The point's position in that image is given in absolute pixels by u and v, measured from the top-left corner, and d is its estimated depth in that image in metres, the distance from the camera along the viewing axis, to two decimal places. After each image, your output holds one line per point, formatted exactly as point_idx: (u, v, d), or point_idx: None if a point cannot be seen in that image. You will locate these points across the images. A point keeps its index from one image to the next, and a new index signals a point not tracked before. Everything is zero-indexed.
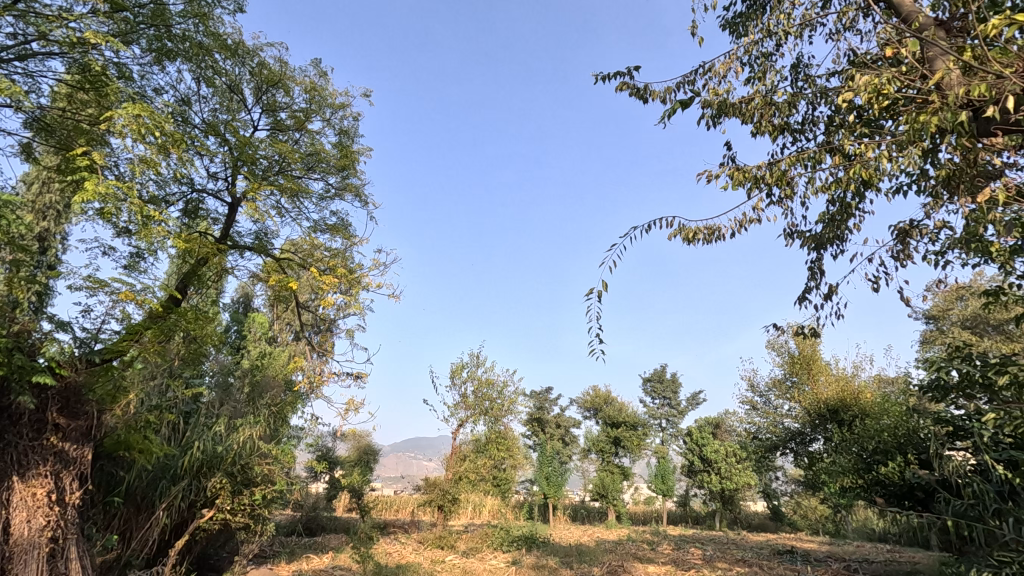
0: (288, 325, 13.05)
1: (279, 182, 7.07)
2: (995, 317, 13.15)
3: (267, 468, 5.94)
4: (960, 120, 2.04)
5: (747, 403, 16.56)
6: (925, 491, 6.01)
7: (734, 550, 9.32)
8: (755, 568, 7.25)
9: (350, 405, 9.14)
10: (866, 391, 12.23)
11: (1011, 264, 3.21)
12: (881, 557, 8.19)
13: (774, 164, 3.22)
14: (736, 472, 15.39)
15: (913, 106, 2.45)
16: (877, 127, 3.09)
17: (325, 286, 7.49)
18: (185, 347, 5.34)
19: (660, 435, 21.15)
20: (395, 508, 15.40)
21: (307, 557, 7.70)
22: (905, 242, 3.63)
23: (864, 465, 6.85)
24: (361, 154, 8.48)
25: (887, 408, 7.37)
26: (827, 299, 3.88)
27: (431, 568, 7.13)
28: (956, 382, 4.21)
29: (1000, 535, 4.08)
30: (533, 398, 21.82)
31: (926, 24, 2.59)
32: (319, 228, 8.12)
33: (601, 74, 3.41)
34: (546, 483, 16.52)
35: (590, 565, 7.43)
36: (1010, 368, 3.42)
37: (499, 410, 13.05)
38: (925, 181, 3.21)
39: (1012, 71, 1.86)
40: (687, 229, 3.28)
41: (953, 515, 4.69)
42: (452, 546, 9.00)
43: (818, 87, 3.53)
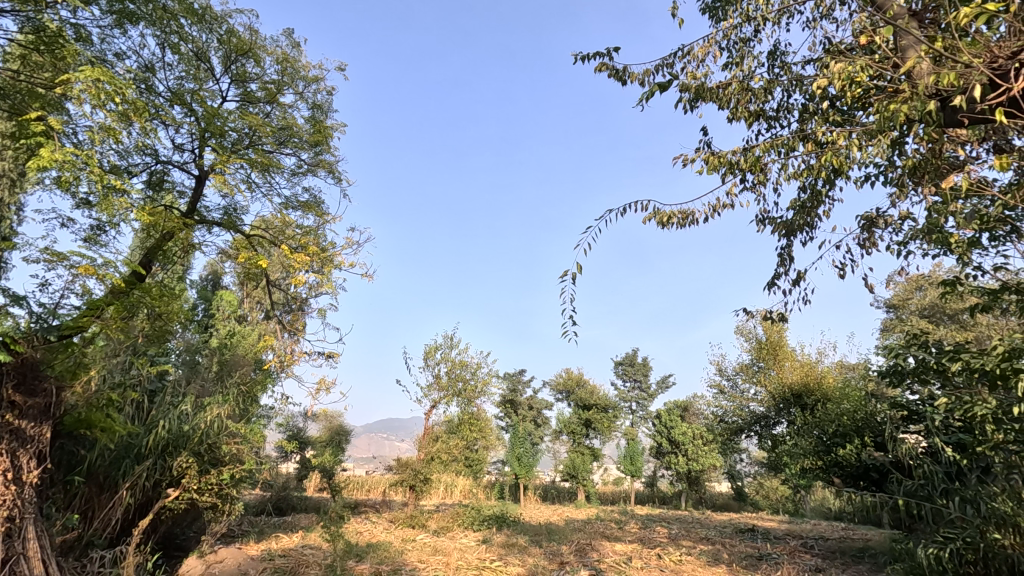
0: (258, 304, 12.79)
1: (249, 156, 6.85)
2: (950, 307, 13.71)
3: (236, 448, 5.84)
4: (927, 110, 2.10)
5: (716, 387, 16.98)
6: (879, 472, 6.52)
7: (699, 528, 9.63)
8: (717, 546, 7.52)
9: (321, 385, 9.04)
10: (829, 376, 12.62)
11: (970, 254, 3.32)
12: (835, 535, 8.59)
13: (749, 150, 3.25)
14: (702, 454, 15.83)
15: (884, 95, 2.50)
16: (848, 117, 3.14)
17: (296, 265, 7.36)
18: (150, 324, 5.18)
19: (629, 418, 21.57)
20: (367, 488, 15.43)
21: (277, 536, 7.66)
22: (871, 231, 3.72)
23: (824, 448, 7.11)
24: (335, 129, 8.27)
25: (848, 393, 7.59)
26: (795, 285, 3.95)
27: (402, 547, 7.18)
28: (912, 368, 4.36)
29: (946, 513, 4.31)
30: (506, 379, 21.96)
31: (899, 14, 2.62)
32: (291, 205, 7.92)
33: (581, 54, 3.37)
34: (517, 464, 16.70)
35: (559, 543, 7.58)
36: (962, 354, 3.55)
37: (472, 392, 13.09)
38: (893, 170, 3.29)
39: (978, 62, 1.92)
40: (662, 213, 3.30)
41: (904, 494, 4.94)
42: (423, 526, 9.08)
43: (794, 74, 3.57)
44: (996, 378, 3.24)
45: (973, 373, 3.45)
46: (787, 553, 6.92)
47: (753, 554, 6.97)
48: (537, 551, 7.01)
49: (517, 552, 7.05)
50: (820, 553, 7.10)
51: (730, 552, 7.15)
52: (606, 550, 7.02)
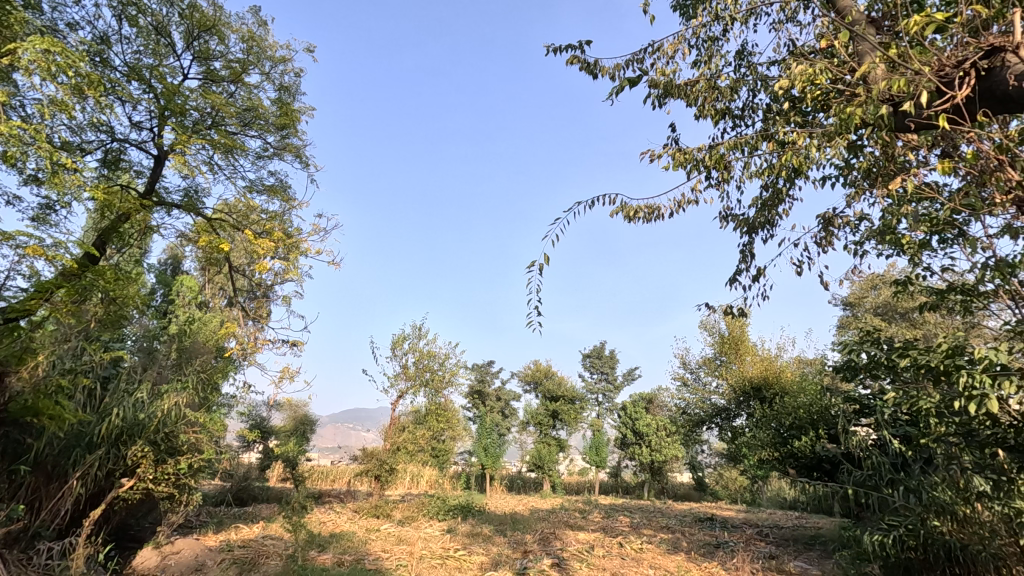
0: (221, 290, 12.46)
1: (212, 137, 6.62)
2: (902, 305, 14.29)
3: (194, 437, 5.70)
4: (880, 114, 2.18)
5: (679, 379, 17.40)
6: (832, 463, 6.79)
7: (659, 517, 9.88)
8: (676, 535, 7.72)
9: (285, 373, 8.88)
10: (787, 370, 13.01)
11: (919, 255, 3.47)
12: (789, 523, 8.93)
13: (714, 148, 3.30)
14: (665, 445, 16.22)
15: (841, 97, 2.58)
16: (808, 118, 3.23)
17: (260, 251, 7.18)
18: (104, 308, 5.01)
19: (596, 410, 21.89)
20: (332, 478, 15.27)
21: (237, 527, 7.53)
22: (828, 230, 3.85)
23: (780, 439, 7.36)
24: (302, 112, 8.06)
25: (804, 387, 7.86)
26: (755, 282, 4.05)
27: (366, 537, 7.14)
28: (864, 363, 4.53)
29: (892, 502, 4.50)
30: (475, 370, 21.99)
31: (857, 20, 2.71)
32: (256, 188, 7.71)
33: (552, 46, 3.36)
34: (484, 455, 16.74)
35: (523, 533, 7.67)
36: (910, 351, 3.71)
37: (439, 382, 13.05)
38: (849, 172, 3.40)
39: (926, 71, 2.01)
40: (628, 207, 3.34)
41: (854, 484, 5.14)
42: (387, 516, 9.04)
43: (759, 74, 3.64)
44: (940, 373, 3.40)
45: (920, 369, 3.60)
46: (743, 541, 7.16)
47: (711, 542, 7.20)
48: (501, 541, 7.08)
49: (481, 541, 7.09)
50: (774, 540, 7.38)
51: (689, 541, 7.36)
52: (569, 539, 7.13)
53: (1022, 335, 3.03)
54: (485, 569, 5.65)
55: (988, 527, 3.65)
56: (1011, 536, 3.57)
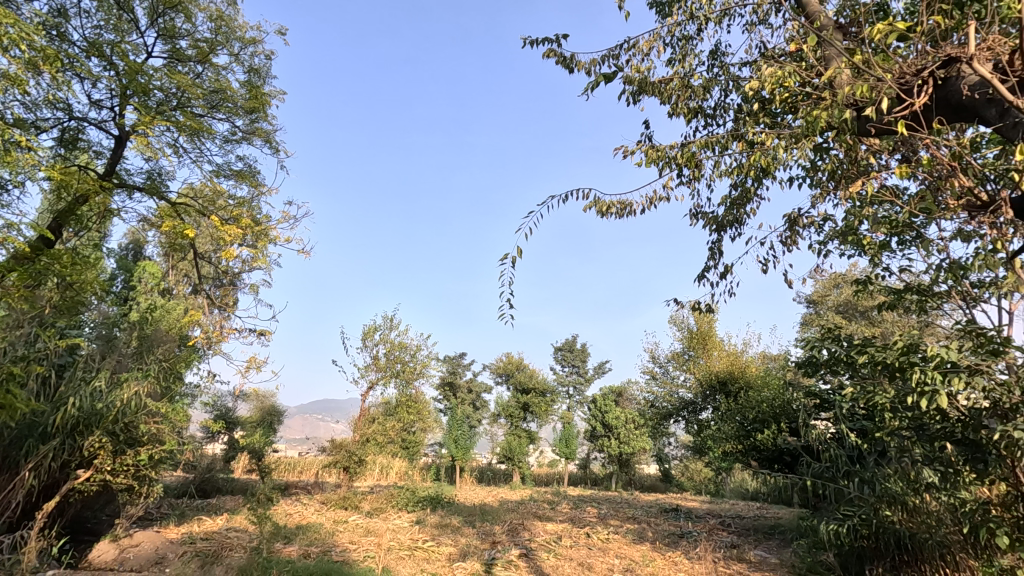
0: (185, 277, 12.11)
1: (177, 119, 6.41)
2: (862, 304, 14.80)
3: (155, 427, 5.56)
4: (844, 118, 2.25)
5: (648, 373, 17.71)
6: (792, 455, 7.02)
7: (626, 508, 10.07)
8: (642, 525, 7.88)
9: (252, 363, 8.70)
10: (752, 366, 13.35)
11: (879, 255, 3.59)
12: (750, 513, 9.22)
13: (686, 146, 3.34)
14: (634, 438, 16.50)
15: (808, 100, 2.64)
16: (777, 120, 3.30)
17: (228, 238, 7.00)
18: (60, 293, 4.82)
19: (567, 402, 22.10)
20: (299, 470, 15.08)
21: (200, 519, 7.38)
22: (793, 229, 3.95)
23: (744, 432, 7.57)
24: (273, 96, 7.86)
25: (768, 382, 8.08)
26: (723, 279, 4.13)
27: (333, 528, 7.08)
28: (825, 360, 4.68)
29: (847, 492, 4.69)
30: (446, 362, 21.92)
31: (826, 25, 2.78)
32: (223, 172, 7.50)
33: (529, 39, 3.35)
34: (454, 446, 16.74)
35: (492, 524, 7.72)
36: (868, 348, 3.84)
37: (410, 373, 12.98)
38: (815, 174, 3.50)
39: (888, 78, 2.08)
40: (601, 202, 3.36)
41: (812, 475, 5.32)
42: (355, 507, 8.98)
43: (731, 74, 3.70)
44: (895, 370, 3.54)
45: (877, 365, 3.73)
46: (706, 531, 7.35)
47: (675, 532, 7.37)
48: (470, 532, 7.11)
49: (450, 532, 7.11)
50: (736, 530, 7.60)
51: (654, 531, 7.52)
52: (537, 530, 7.21)
53: (972, 335, 3.18)
54: (453, 560, 5.67)
55: (935, 516, 3.85)
56: (956, 525, 3.77)
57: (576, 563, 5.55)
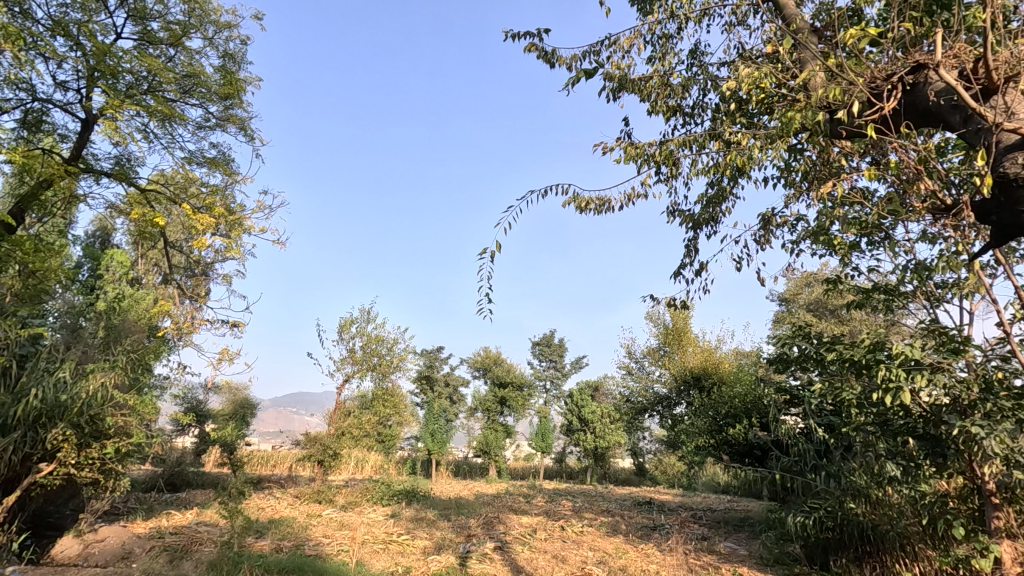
0: (155, 266, 11.79)
1: (147, 103, 6.22)
2: (832, 302, 15.17)
3: (123, 420, 5.42)
4: (817, 120, 2.29)
5: (624, 368, 17.90)
6: (762, 449, 7.19)
7: (601, 501, 10.18)
8: (616, 518, 7.99)
9: (224, 354, 8.53)
10: (725, 362, 13.59)
11: (848, 256, 3.67)
12: (721, 506, 9.42)
13: (664, 144, 3.37)
14: (609, 432, 16.71)
15: (784, 102, 2.68)
16: (754, 120, 3.35)
17: (200, 227, 6.84)
18: (23, 282, 4.66)
19: (544, 397, 22.21)
20: (272, 463, 14.89)
21: (168, 514, 7.23)
22: (767, 228, 4.01)
23: (716, 427, 7.71)
24: (248, 82, 7.68)
25: (740, 377, 8.24)
26: (698, 276, 4.17)
27: (306, 522, 7.00)
28: (795, 356, 4.78)
29: (814, 486, 4.80)
30: (423, 356, 21.82)
31: (802, 28, 2.82)
32: (195, 160, 7.32)
33: (511, 32, 3.32)
34: (431, 440, 16.70)
35: (467, 517, 7.74)
36: (836, 345, 3.94)
37: (387, 367, 12.89)
38: (788, 174, 3.56)
39: (859, 82, 2.12)
40: (580, 198, 3.37)
41: (781, 469, 5.43)
42: (330, 501, 8.91)
43: (709, 73, 3.73)
44: (862, 367, 3.64)
45: (845, 363, 3.83)
46: (678, 524, 7.48)
47: (648, 525, 7.49)
48: (445, 525, 7.11)
49: (425, 525, 7.10)
50: (707, 522, 7.76)
51: (628, 523, 7.64)
52: (512, 523, 7.26)
53: (935, 334, 3.30)
54: (428, 553, 5.67)
55: (897, 508, 3.96)
56: (916, 516, 3.87)
57: (551, 556, 5.61)
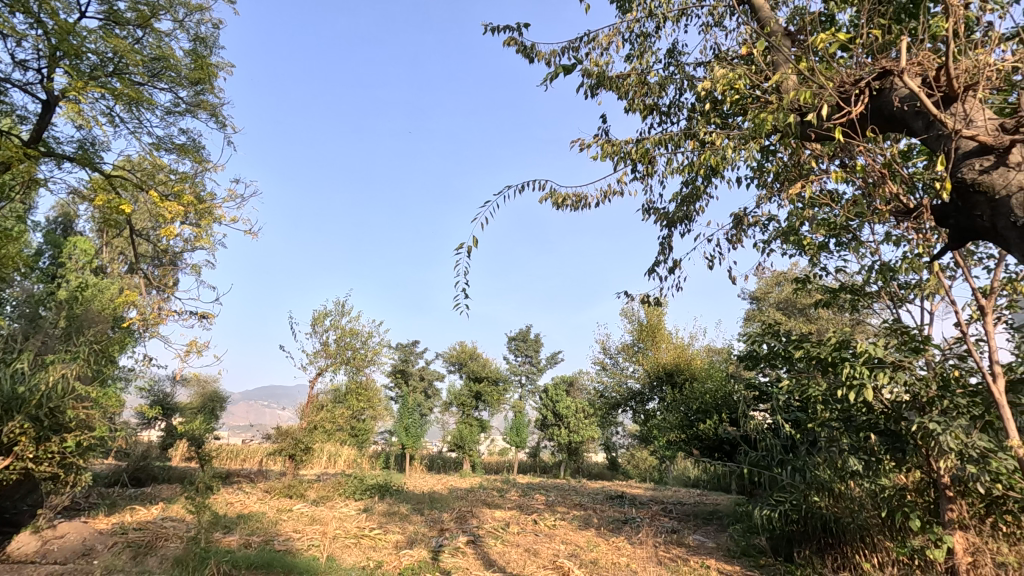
0: (121, 255, 11.43)
1: (113, 86, 6.01)
2: (801, 301, 15.54)
3: (85, 413, 5.25)
4: (788, 122, 2.34)
5: (599, 364, 18.07)
6: (731, 445, 7.34)
7: (573, 495, 10.28)
8: (588, 512, 8.08)
9: (192, 346, 8.32)
10: (697, 358, 13.81)
11: (816, 256, 3.77)
12: (691, 499, 9.60)
13: (641, 142, 3.39)
14: (583, 427, 16.85)
15: (757, 103, 2.73)
16: (728, 121, 3.39)
17: (168, 215, 6.66)
18: None
19: (519, 391, 22.29)
20: (242, 458, 14.62)
21: (132, 509, 7.04)
22: (739, 228, 4.08)
23: (687, 422, 7.84)
24: (220, 67, 7.47)
25: (711, 373, 8.39)
26: (672, 274, 4.22)
27: (276, 517, 6.91)
28: (764, 354, 4.88)
29: (780, 480, 4.93)
30: (398, 350, 21.66)
31: (776, 32, 2.87)
32: (164, 146, 7.10)
33: (490, 26, 3.29)
34: (405, 434, 16.60)
35: (440, 511, 7.72)
36: (804, 343, 4.04)
37: (361, 360, 12.76)
38: (761, 175, 3.63)
39: (829, 85, 2.18)
40: (557, 194, 3.37)
41: (749, 464, 5.56)
42: (301, 496, 8.79)
43: (686, 73, 3.77)
44: (828, 364, 3.74)
45: (812, 360, 3.93)
46: (648, 517, 7.60)
47: (619, 518, 7.59)
48: (418, 520, 7.08)
49: (398, 520, 7.07)
50: (677, 516, 7.90)
51: (599, 517, 7.73)
52: (486, 517, 7.27)
53: (898, 333, 3.46)
54: (400, 548, 5.64)
55: (858, 501, 4.14)
56: (875, 509, 4.05)
57: (523, 549, 5.64)
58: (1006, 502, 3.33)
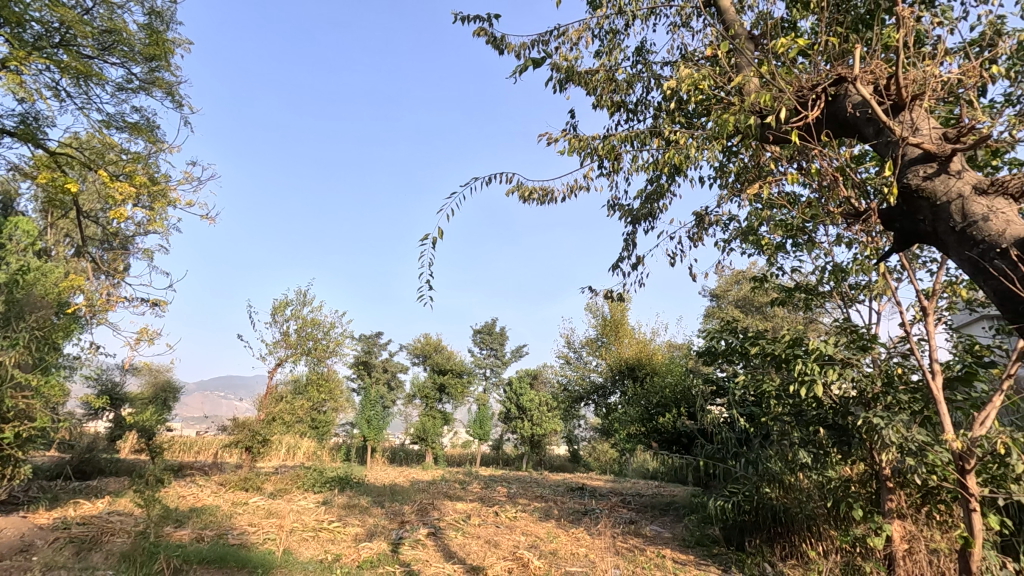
0: (67, 238, 10.88)
1: (59, 58, 5.68)
2: (758, 300, 16.07)
3: (25, 402, 5.00)
4: (749, 124, 2.40)
5: (563, 357, 18.26)
6: (688, 437, 7.54)
7: (535, 487, 10.38)
8: (549, 503, 8.17)
9: (143, 334, 7.99)
10: (658, 353, 14.11)
11: (774, 256, 3.88)
12: (648, 491, 9.82)
13: (608, 138, 3.41)
14: (546, 419, 16.98)
15: (720, 105, 2.79)
16: (692, 121, 3.46)
17: (119, 197, 6.37)
18: None
19: (483, 384, 22.34)
20: (196, 450, 14.18)
21: (76, 502, 6.75)
22: (700, 226, 4.17)
23: (647, 415, 8.01)
24: (177, 43, 7.15)
25: (671, 368, 8.58)
26: (635, 269, 4.28)
27: (231, 511, 6.73)
28: (722, 350, 5.02)
29: (734, 472, 5.08)
30: (361, 341, 21.36)
31: (739, 35, 2.93)
32: (114, 124, 6.76)
33: (460, 15, 3.26)
34: (366, 426, 16.40)
35: (401, 503, 7.67)
36: (759, 340, 4.17)
37: (323, 351, 12.54)
38: (723, 176, 3.71)
39: (787, 90, 2.24)
40: (523, 188, 3.37)
41: (705, 456, 5.71)
42: (257, 489, 8.60)
43: (653, 72, 3.81)
44: (781, 360, 3.87)
45: (767, 356, 4.06)
46: (607, 508, 7.74)
47: (579, 510, 7.70)
48: (378, 512, 7.03)
49: (358, 513, 6.98)
50: (635, 507, 8.07)
51: (560, 508, 7.82)
52: (447, 509, 7.26)
53: (848, 332, 3.60)
54: (360, 540, 5.58)
55: (806, 492, 4.31)
56: (822, 500, 4.24)
57: (483, 541, 5.67)
58: (940, 492, 3.54)
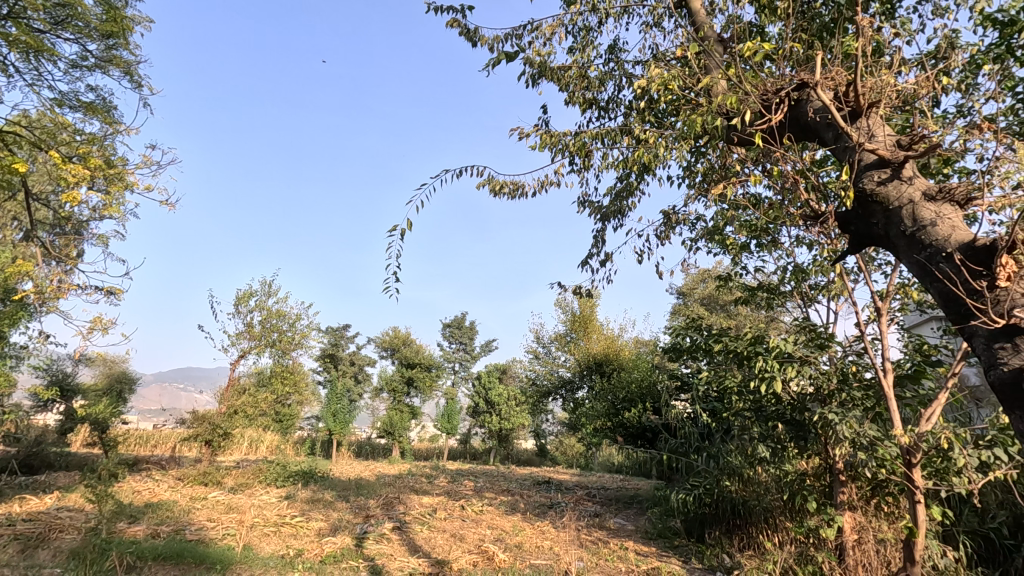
0: (15, 221, 10.34)
1: (7, 31, 5.38)
2: (723, 298, 16.45)
3: None
4: (716, 126, 2.45)
5: (532, 352, 18.35)
6: (653, 432, 7.69)
7: (501, 481, 10.42)
8: (515, 497, 8.21)
9: (97, 323, 7.67)
10: (626, 349, 14.30)
11: (737, 256, 3.97)
12: (613, 485, 9.97)
13: (579, 135, 3.43)
14: (514, 414, 17.04)
15: (689, 105, 2.83)
16: (662, 120, 3.50)
17: (72, 179, 6.08)
18: None
19: (451, 378, 22.27)
20: (152, 443, 13.72)
21: (22, 498, 6.46)
22: (668, 225, 4.24)
23: (614, 410, 8.12)
24: (136, 20, 6.85)
25: (638, 364, 8.72)
26: (603, 266, 4.32)
27: (188, 506, 6.55)
28: (687, 347, 5.12)
29: (696, 465, 5.19)
30: (328, 333, 21.00)
31: (709, 38, 2.98)
32: (67, 103, 6.45)
33: (433, 5, 3.21)
34: (332, 420, 16.16)
35: (366, 498, 7.60)
36: (723, 337, 4.27)
37: (288, 343, 12.28)
38: (690, 176, 3.78)
39: (753, 93, 2.29)
40: (494, 181, 3.36)
41: (669, 450, 5.83)
42: (217, 483, 8.38)
43: (624, 70, 3.84)
44: (743, 357, 3.98)
45: (730, 353, 4.15)
46: (573, 502, 7.83)
47: (545, 503, 7.76)
48: (342, 506, 6.95)
49: (322, 507, 6.89)
50: (601, 500, 8.19)
51: (526, 502, 7.87)
52: (412, 503, 7.22)
53: (806, 330, 3.72)
54: (323, 535, 5.51)
55: (764, 486, 4.50)
56: (779, 493, 4.39)
57: (449, 535, 5.66)
58: (888, 485, 3.70)
